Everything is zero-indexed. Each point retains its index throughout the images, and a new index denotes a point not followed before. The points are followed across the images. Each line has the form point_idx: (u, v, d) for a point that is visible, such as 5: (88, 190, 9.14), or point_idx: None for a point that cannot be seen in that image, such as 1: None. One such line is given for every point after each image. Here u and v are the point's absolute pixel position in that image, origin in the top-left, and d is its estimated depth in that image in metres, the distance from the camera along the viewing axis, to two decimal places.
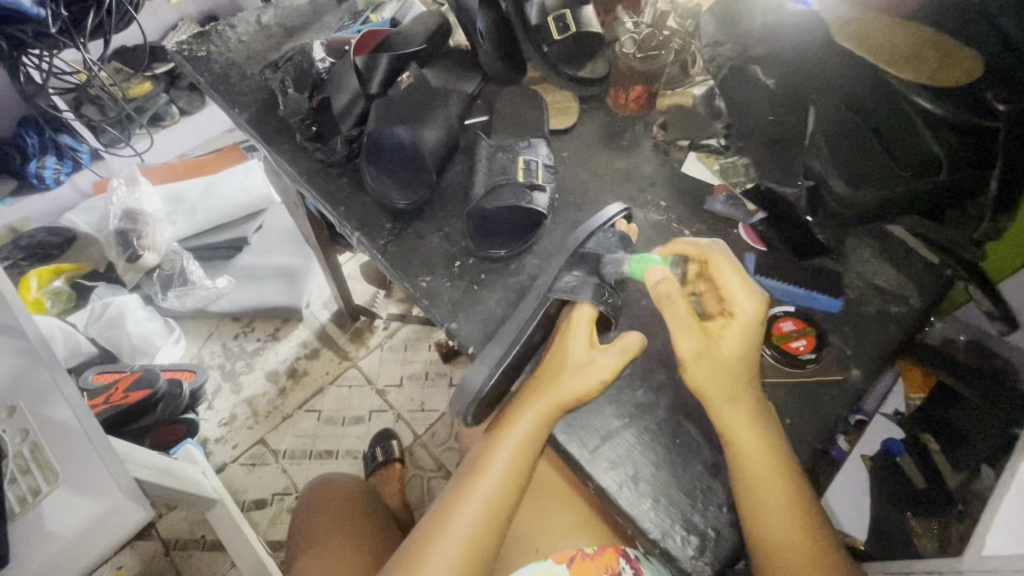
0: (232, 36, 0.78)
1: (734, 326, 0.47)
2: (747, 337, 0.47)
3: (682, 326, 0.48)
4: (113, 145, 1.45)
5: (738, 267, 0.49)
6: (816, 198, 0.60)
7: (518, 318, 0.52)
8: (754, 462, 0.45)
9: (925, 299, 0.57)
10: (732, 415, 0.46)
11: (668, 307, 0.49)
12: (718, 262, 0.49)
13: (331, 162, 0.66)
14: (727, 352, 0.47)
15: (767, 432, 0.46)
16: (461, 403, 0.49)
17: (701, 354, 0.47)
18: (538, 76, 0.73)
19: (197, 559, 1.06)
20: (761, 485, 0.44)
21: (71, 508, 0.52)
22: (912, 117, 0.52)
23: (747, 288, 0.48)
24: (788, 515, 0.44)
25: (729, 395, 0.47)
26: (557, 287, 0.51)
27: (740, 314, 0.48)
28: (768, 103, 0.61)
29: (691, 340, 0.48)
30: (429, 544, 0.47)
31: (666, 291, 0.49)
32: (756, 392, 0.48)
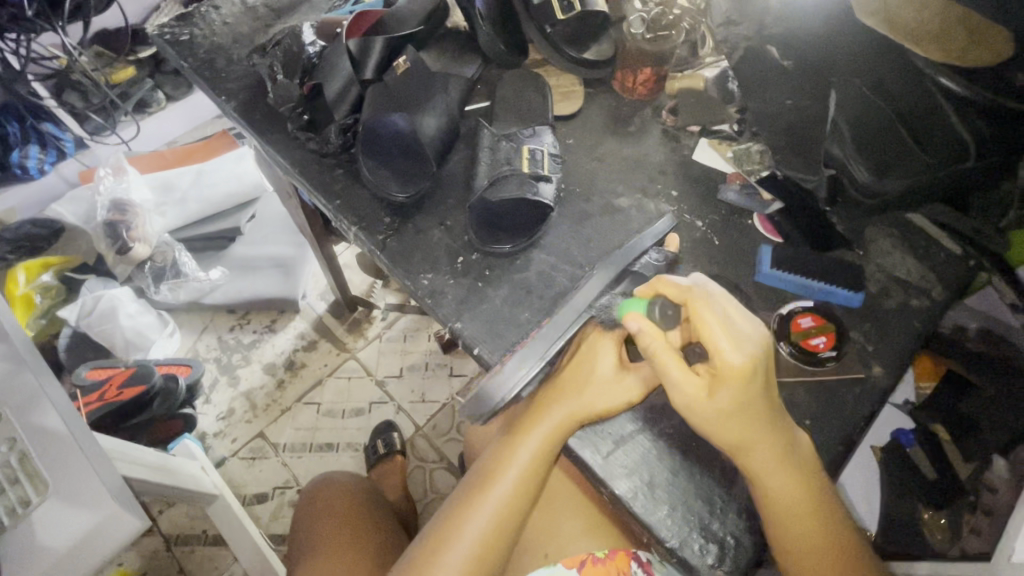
0: (216, 18, 0.74)
1: (725, 381, 0.41)
2: (744, 389, 0.41)
3: (669, 377, 0.43)
4: (98, 133, 1.41)
5: (723, 312, 0.43)
6: (838, 186, 0.58)
7: (554, 329, 0.48)
8: (788, 503, 0.42)
9: (948, 292, 0.55)
10: (761, 459, 0.42)
11: (653, 359, 0.44)
12: (701, 308, 0.43)
13: (325, 152, 0.62)
14: (723, 407, 0.42)
15: (798, 466, 0.43)
16: (480, 415, 0.45)
17: (691, 407, 0.42)
18: (540, 58, 0.69)
19: (198, 554, 1.04)
20: (799, 525, 0.42)
21: (62, 519, 0.49)
22: (939, 98, 0.49)
23: (735, 336, 0.42)
24: (817, 549, 0.43)
25: (748, 445, 0.42)
26: (597, 305, 0.49)
27: (732, 368, 0.41)
28: (790, 81, 0.56)
29: (680, 393, 0.42)
30: (435, 555, 0.46)
31: (648, 340, 0.43)
32: (785, 429, 0.43)
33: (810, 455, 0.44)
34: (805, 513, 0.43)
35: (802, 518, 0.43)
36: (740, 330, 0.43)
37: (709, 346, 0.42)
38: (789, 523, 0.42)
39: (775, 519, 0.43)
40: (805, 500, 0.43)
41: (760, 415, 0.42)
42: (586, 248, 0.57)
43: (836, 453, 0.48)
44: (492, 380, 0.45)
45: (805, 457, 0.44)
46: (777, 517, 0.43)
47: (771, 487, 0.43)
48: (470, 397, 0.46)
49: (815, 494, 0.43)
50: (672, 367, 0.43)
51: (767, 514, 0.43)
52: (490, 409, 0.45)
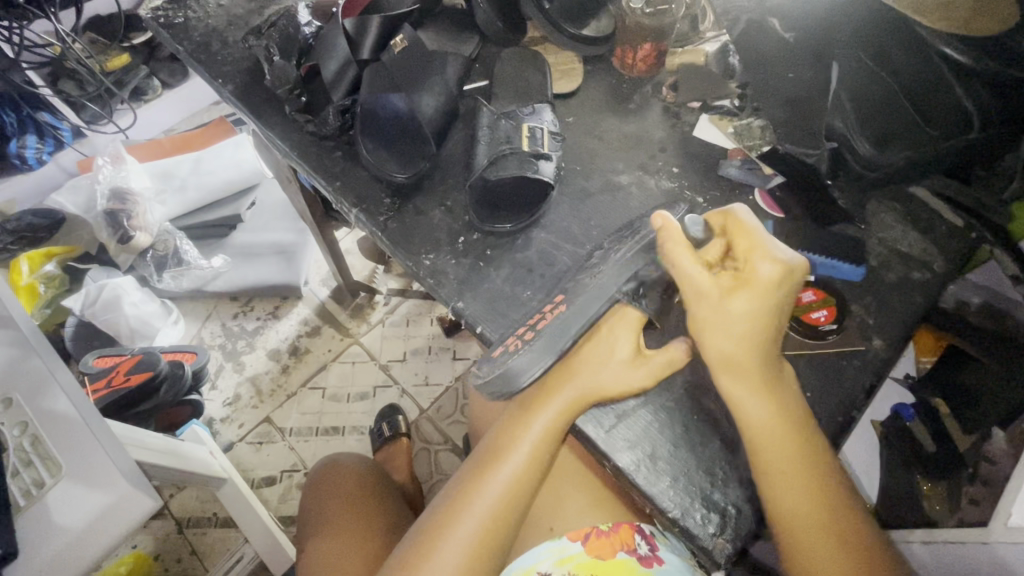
0: (210, 1, 0.73)
1: (749, 284, 0.43)
2: (765, 298, 0.43)
3: (687, 272, 0.44)
4: (96, 122, 1.40)
5: (762, 231, 0.44)
6: (838, 161, 0.57)
7: (578, 313, 0.46)
8: (765, 436, 0.44)
9: (948, 265, 0.55)
10: (743, 388, 0.44)
11: (670, 256, 0.44)
12: (740, 222, 0.45)
13: (324, 135, 0.62)
14: (737, 311, 0.43)
15: (783, 405, 0.44)
16: (500, 391, 0.47)
17: (701, 300, 0.44)
18: (538, 36, 0.68)
19: (209, 535, 1.07)
20: (780, 463, 0.43)
21: (78, 499, 0.50)
22: (940, 66, 0.48)
23: (770, 249, 0.43)
24: (801, 484, 0.43)
25: (732, 366, 0.44)
26: (622, 289, 0.46)
27: (759, 274, 0.43)
28: (787, 58, 0.58)
29: (698, 288, 0.44)
30: (445, 528, 0.47)
31: (670, 234, 0.44)
32: (773, 363, 0.45)
33: (798, 400, 0.45)
34: (795, 472, 0.43)
35: (791, 477, 0.43)
36: (775, 244, 0.44)
37: (742, 251, 0.44)
38: (778, 481, 0.43)
39: (764, 476, 0.44)
40: (795, 456, 0.43)
41: (768, 330, 0.44)
42: (587, 225, 0.57)
43: (833, 425, 0.49)
44: (513, 363, 0.46)
45: (795, 403, 0.45)
46: (767, 470, 0.43)
47: (762, 436, 0.44)
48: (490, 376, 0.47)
49: (808, 453, 0.44)
50: (692, 263, 0.44)
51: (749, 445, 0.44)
52: (507, 384, 0.46)
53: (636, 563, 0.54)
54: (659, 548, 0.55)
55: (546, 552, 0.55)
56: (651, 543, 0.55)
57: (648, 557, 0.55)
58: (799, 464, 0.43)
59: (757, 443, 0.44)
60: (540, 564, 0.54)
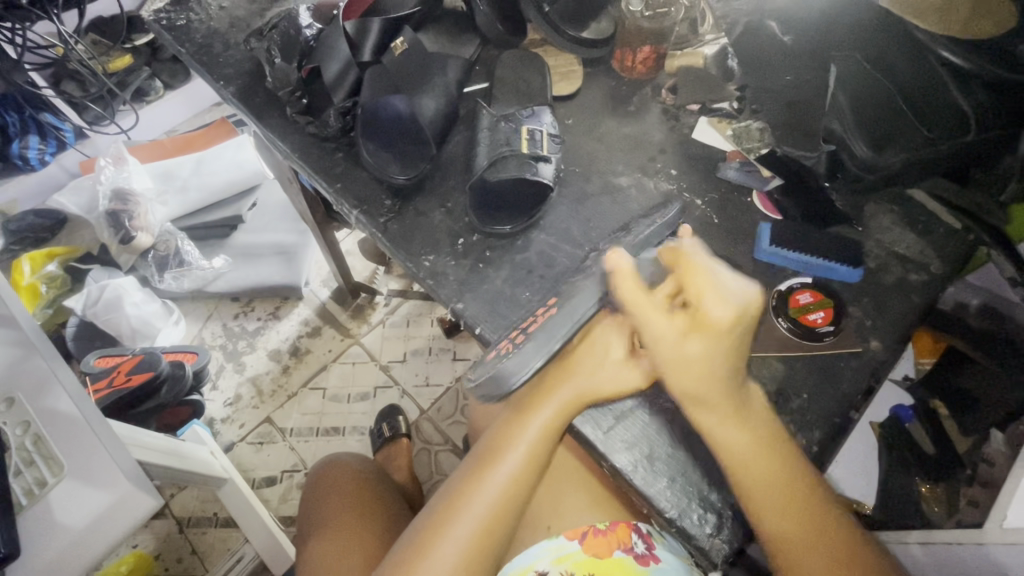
0: (213, 3, 0.74)
1: (702, 327, 0.44)
2: (717, 341, 0.44)
3: (644, 316, 0.46)
4: (98, 123, 1.41)
5: (714, 270, 0.46)
6: (836, 163, 0.58)
7: (569, 313, 0.47)
8: (746, 464, 0.44)
9: (946, 266, 0.55)
10: (713, 418, 0.45)
11: (624, 298, 0.46)
12: (688, 264, 0.46)
13: (325, 136, 0.63)
14: (691, 354, 0.45)
15: (757, 429, 0.45)
16: (492, 392, 0.47)
17: (658, 343, 0.45)
18: (538, 38, 0.69)
19: (210, 535, 1.07)
20: (765, 489, 0.43)
21: (80, 498, 0.51)
22: (936, 69, 0.48)
23: (720, 290, 0.45)
24: (789, 507, 0.43)
25: (697, 400, 0.45)
26: (613, 290, 0.48)
27: (711, 317, 0.44)
28: (790, 63, 0.56)
29: (654, 332, 0.46)
30: (442, 527, 0.47)
31: (623, 278, 0.46)
32: (739, 391, 0.46)
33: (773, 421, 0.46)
34: (782, 496, 0.43)
35: (780, 505, 0.43)
36: (727, 284, 0.45)
37: (690, 292, 0.45)
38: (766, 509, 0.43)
39: (749, 504, 0.44)
40: (776, 481, 0.44)
41: (726, 367, 0.45)
42: (586, 227, 0.57)
43: (831, 426, 0.49)
44: (506, 363, 0.46)
45: (770, 426, 0.46)
46: (752, 498, 0.44)
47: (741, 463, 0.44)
48: (484, 377, 0.47)
49: (792, 476, 0.44)
50: (645, 307, 0.46)
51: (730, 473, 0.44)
52: (500, 385, 0.46)
53: (633, 561, 0.55)
54: (656, 547, 0.56)
55: (544, 551, 0.55)
56: (648, 542, 0.56)
57: (644, 556, 0.55)
58: (784, 487, 0.44)
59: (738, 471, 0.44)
60: (537, 563, 0.55)
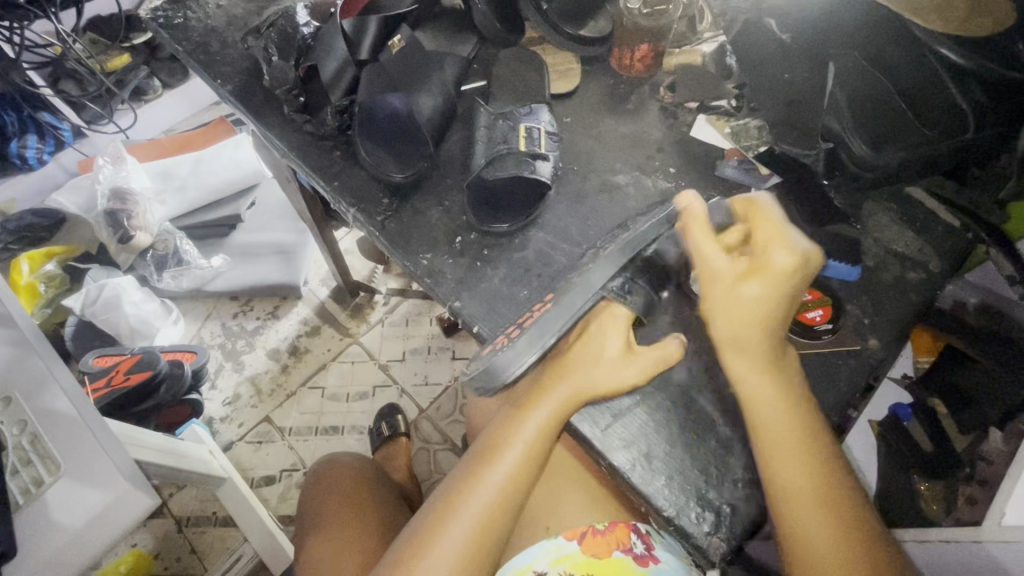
0: (210, 2, 0.73)
1: (762, 270, 0.45)
2: (774, 286, 0.45)
3: (704, 255, 0.46)
4: (96, 121, 1.40)
5: (782, 217, 0.47)
6: (835, 161, 0.57)
7: (563, 309, 0.47)
8: (774, 427, 0.44)
9: (944, 265, 0.55)
10: (746, 367, 0.45)
11: (688, 236, 0.47)
12: (763, 210, 0.47)
13: (322, 134, 0.63)
14: (745, 297, 0.45)
15: (790, 393, 0.45)
16: (487, 388, 0.47)
17: (716, 282, 0.46)
18: (536, 37, 0.69)
19: (209, 534, 1.07)
20: (787, 457, 0.43)
21: (77, 497, 0.51)
22: (934, 66, 0.48)
23: (789, 238, 0.45)
24: (810, 479, 0.43)
25: (738, 346, 0.46)
26: (610, 286, 0.48)
27: (773, 260, 0.45)
28: (790, 59, 0.57)
29: (712, 270, 0.46)
30: (440, 526, 0.47)
31: (691, 218, 0.47)
32: (778, 345, 0.46)
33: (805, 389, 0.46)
34: (805, 474, 0.43)
35: (799, 476, 0.43)
36: (792, 234, 0.46)
37: (759, 236, 0.46)
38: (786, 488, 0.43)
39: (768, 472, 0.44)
40: (799, 451, 0.43)
41: (775, 315, 0.45)
42: (584, 226, 0.57)
43: (829, 424, 0.49)
44: (500, 356, 0.47)
45: (802, 393, 0.46)
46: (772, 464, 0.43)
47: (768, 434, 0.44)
48: (480, 369, 0.47)
49: (815, 448, 0.44)
50: (709, 245, 0.46)
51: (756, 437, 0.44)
52: (495, 381, 0.46)
53: (632, 561, 0.54)
54: (654, 547, 0.56)
55: (543, 550, 0.55)
56: (646, 542, 0.56)
57: (644, 556, 0.55)
58: (806, 457, 0.43)
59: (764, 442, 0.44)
60: (536, 562, 0.54)
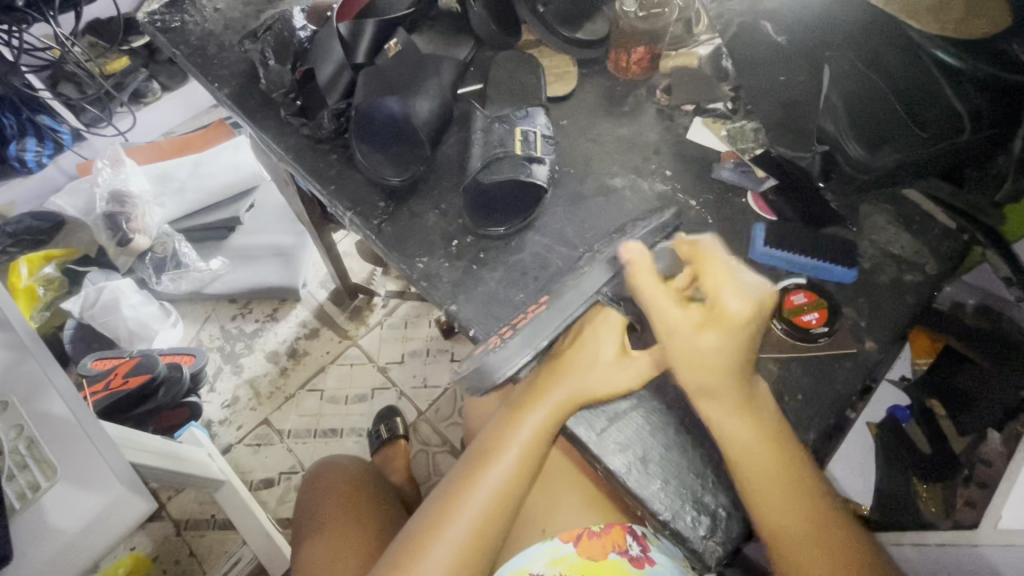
0: (207, 5, 0.74)
1: (716, 320, 0.45)
2: (730, 334, 0.45)
3: (658, 306, 0.46)
4: (95, 124, 1.40)
5: (727, 265, 0.47)
6: (830, 164, 0.58)
7: (557, 312, 0.47)
8: (750, 456, 0.44)
9: (940, 266, 0.55)
10: (720, 410, 0.45)
11: (637, 288, 0.47)
12: (707, 255, 0.47)
13: (319, 138, 0.63)
14: (703, 348, 0.45)
15: (762, 421, 0.45)
16: (480, 388, 0.46)
17: (670, 336, 0.46)
18: (533, 40, 0.69)
19: (208, 537, 1.07)
20: (768, 482, 0.44)
21: (73, 502, 0.51)
22: (930, 67, 0.47)
23: (738, 283, 0.46)
24: (789, 498, 0.44)
25: (706, 391, 0.45)
26: (602, 292, 0.48)
27: (728, 309, 0.45)
28: (778, 62, 0.56)
29: (667, 322, 0.46)
30: (436, 530, 0.47)
31: (638, 269, 0.47)
32: (749, 383, 0.46)
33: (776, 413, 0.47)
34: (784, 492, 0.44)
35: (781, 496, 0.44)
36: (741, 279, 0.46)
37: (706, 287, 0.46)
38: (769, 507, 0.44)
39: (751, 499, 0.44)
40: (777, 473, 0.44)
41: (735, 361, 0.45)
42: (580, 228, 0.57)
43: (825, 426, 0.49)
44: (494, 356, 0.46)
45: (772, 419, 0.46)
46: (754, 489, 0.44)
47: (745, 460, 0.44)
48: (471, 369, 0.47)
49: (792, 468, 0.45)
50: (659, 298, 0.46)
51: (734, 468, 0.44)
52: (487, 382, 0.46)
53: (628, 564, 0.54)
54: (651, 549, 0.56)
55: (539, 553, 0.55)
56: (642, 544, 0.55)
57: (639, 558, 0.55)
58: (785, 478, 0.44)
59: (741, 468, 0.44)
60: (532, 565, 0.54)
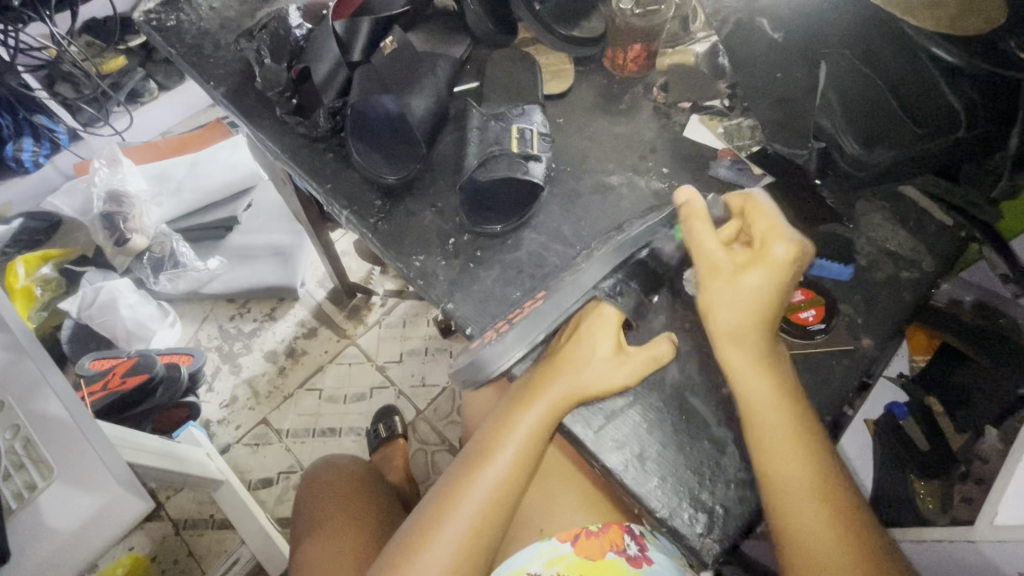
0: (202, 4, 0.73)
1: (763, 261, 0.47)
2: (774, 276, 0.46)
3: (705, 247, 0.48)
4: (92, 124, 1.41)
5: (777, 212, 0.49)
6: (827, 160, 0.58)
7: (556, 304, 0.47)
8: (765, 408, 0.45)
9: (937, 263, 0.55)
10: (743, 358, 0.46)
11: (688, 228, 0.48)
12: (757, 204, 0.49)
13: (315, 136, 0.62)
14: (746, 287, 0.46)
15: (781, 379, 0.46)
16: (475, 378, 0.47)
17: (715, 275, 0.47)
18: (529, 37, 0.69)
19: (207, 537, 1.07)
20: (778, 439, 0.44)
21: (69, 502, 0.50)
22: (927, 65, 0.48)
23: (785, 229, 0.47)
24: (798, 460, 0.44)
25: (735, 336, 0.47)
26: (601, 286, 0.48)
27: (773, 252, 0.46)
28: (775, 58, 0.55)
29: (711, 261, 0.47)
30: (434, 528, 0.47)
31: (693, 211, 0.48)
32: (772, 336, 0.48)
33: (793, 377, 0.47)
34: (794, 452, 0.44)
35: (789, 458, 0.44)
36: (787, 227, 0.48)
37: (758, 229, 0.48)
38: (786, 495, 0.43)
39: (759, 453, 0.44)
40: (789, 433, 0.44)
41: (773, 304, 0.47)
42: (577, 226, 0.57)
43: (822, 423, 0.49)
44: (489, 349, 0.46)
45: (790, 381, 0.47)
46: (762, 443, 0.44)
47: (764, 439, 0.44)
48: (465, 363, 0.48)
49: (803, 431, 0.45)
50: (710, 238, 0.47)
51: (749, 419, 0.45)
52: (484, 375, 0.47)
53: (625, 563, 0.54)
54: (648, 548, 0.56)
55: (536, 552, 0.55)
56: (640, 544, 0.55)
57: (637, 558, 0.55)
58: (796, 440, 0.44)
59: (760, 447, 0.44)
60: (529, 565, 0.54)
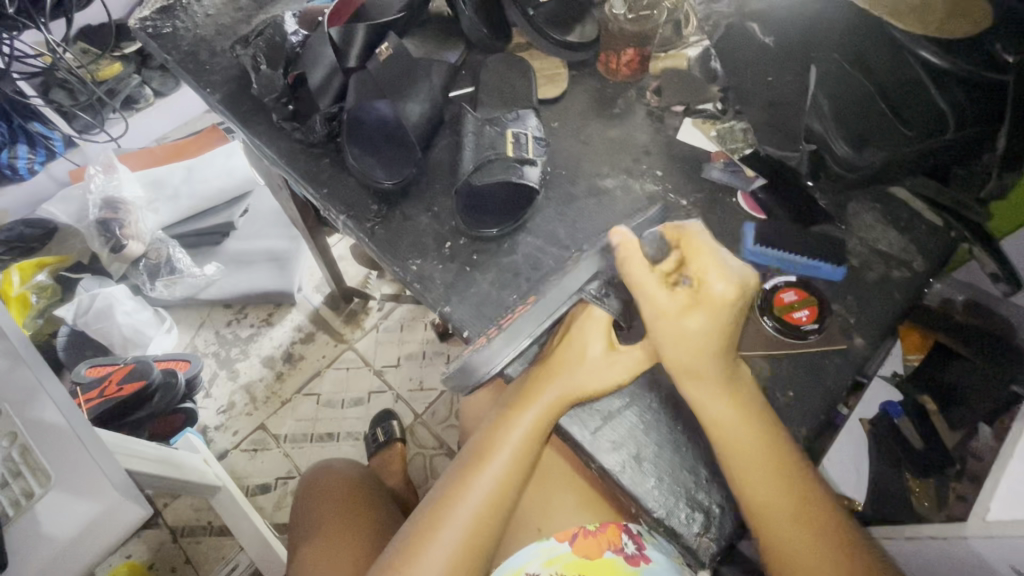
0: (198, 11, 0.74)
1: (703, 301, 0.45)
2: (717, 315, 0.45)
3: (645, 289, 0.46)
4: (87, 131, 1.39)
5: (714, 246, 0.47)
6: (818, 161, 0.58)
7: (543, 308, 0.49)
8: (733, 434, 0.45)
9: (928, 262, 0.56)
10: (703, 390, 0.46)
11: (626, 271, 0.47)
12: (692, 239, 0.48)
13: (311, 142, 0.63)
14: (690, 330, 0.45)
15: (746, 403, 0.46)
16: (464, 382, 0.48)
17: (660, 318, 0.46)
18: (524, 42, 0.69)
19: (204, 543, 1.06)
20: (752, 463, 0.44)
21: (67, 509, 0.50)
22: (916, 67, 0.49)
23: (722, 265, 0.46)
24: (774, 477, 0.44)
25: (690, 373, 0.46)
26: (586, 289, 0.50)
27: (713, 291, 0.45)
28: (767, 61, 0.56)
29: (654, 305, 0.46)
30: (431, 533, 0.47)
31: (628, 251, 0.47)
32: (732, 364, 0.47)
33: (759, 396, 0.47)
34: (769, 471, 0.44)
35: (766, 477, 0.44)
36: (728, 261, 0.46)
37: (695, 269, 0.46)
38: (767, 507, 0.44)
39: (734, 476, 0.44)
40: (762, 453, 0.45)
41: (722, 341, 0.46)
42: (572, 228, 0.58)
43: (816, 420, 0.50)
44: (477, 355, 0.48)
45: (757, 400, 0.47)
46: (736, 468, 0.44)
47: (736, 451, 0.45)
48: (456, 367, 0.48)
49: (775, 448, 0.45)
50: (648, 281, 0.46)
51: (719, 448, 0.45)
52: (473, 379, 0.48)
53: (623, 562, 0.55)
54: (646, 547, 0.56)
55: (535, 552, 0.55)
56: (638, 543, 0.56)
57: (635, 556, 0.55)
58: (769, 459, 0.45)
59: (730, 458, 0.45)
60: (529, 564, 0.55)
